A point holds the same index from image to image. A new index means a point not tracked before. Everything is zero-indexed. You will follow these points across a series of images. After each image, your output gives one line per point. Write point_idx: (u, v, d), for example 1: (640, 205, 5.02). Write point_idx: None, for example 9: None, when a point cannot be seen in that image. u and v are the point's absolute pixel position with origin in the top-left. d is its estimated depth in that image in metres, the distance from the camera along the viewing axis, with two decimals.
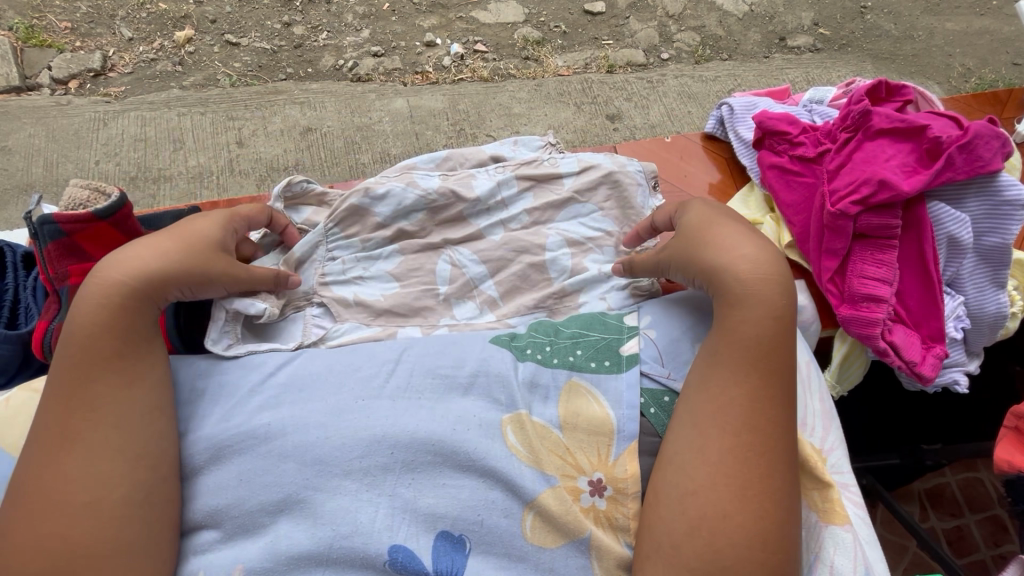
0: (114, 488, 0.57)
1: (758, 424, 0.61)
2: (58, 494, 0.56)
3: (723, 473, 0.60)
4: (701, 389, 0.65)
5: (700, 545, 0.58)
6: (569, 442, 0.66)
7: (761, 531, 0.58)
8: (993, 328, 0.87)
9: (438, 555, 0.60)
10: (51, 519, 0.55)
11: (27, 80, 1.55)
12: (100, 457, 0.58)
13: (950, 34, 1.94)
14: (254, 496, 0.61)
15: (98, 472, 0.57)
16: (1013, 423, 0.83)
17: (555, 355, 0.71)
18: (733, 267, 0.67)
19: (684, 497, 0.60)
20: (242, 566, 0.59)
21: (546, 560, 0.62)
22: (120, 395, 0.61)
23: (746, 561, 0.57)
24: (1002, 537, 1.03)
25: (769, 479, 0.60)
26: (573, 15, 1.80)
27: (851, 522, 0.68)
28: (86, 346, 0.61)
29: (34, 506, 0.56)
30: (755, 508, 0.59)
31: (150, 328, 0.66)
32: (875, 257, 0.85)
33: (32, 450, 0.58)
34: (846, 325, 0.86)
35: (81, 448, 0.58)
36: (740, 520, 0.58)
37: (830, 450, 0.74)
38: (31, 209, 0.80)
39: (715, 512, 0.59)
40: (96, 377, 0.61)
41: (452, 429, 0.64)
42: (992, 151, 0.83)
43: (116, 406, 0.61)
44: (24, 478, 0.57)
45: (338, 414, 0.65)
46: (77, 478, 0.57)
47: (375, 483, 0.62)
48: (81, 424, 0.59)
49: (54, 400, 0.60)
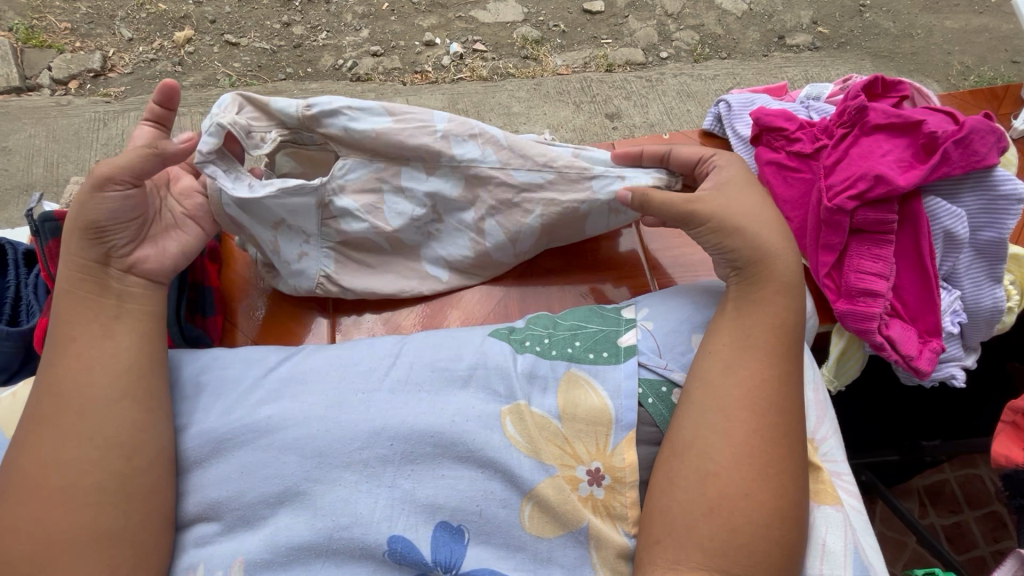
0: (82, 475, 0.58)
1: (780, 408, 0.63)
2: (35, 478, 0.57)
3: (746, 454, 0.61)
4: (728, 373, 0.65)
5: (724, 523, 0.59)
6: (568, 432, 0.66)
7: (782, 510, 0.60)
8: (989, 323, 0.87)
9: (437, 545, 0.60)
10: (23, 501, 0.57)
11: (27, 81, 1.56)
12: (68, 442, 0.59)
13: (949, 33, 1.95)
14: (255, 487, 0.62)
15: (68, 458, 0.58)
16: (1011, 417, 0.83)
17: (553, 347, 0.71)
18: (774, 254, 0.70)
19: (702, 479, 0.61)
20: (243, 557, 0.60)
21: (545, 549, 0.62)
22: (83, 380, 0.62)
23: (767, 538, 0.58)
24: (1001, 533, 1.04)
25: (787, 461, 0.61)
26: (572, 14, 1.81)
27: (841, 503, 0.69)
28: (55, 334, 0.65)
29: (9, 492, 0.57)
30: (767, 492, 0.60)
31: (108, 312, 0.66)
32: (872, 252, 0.86)
33: (16, 436, 0.60)
34: (842, 320, 0.87)
35: (54, 434, 0.59)
36: (758, 499, 0.59)
37: (822, 440, 0.75)
38: (31, 206, 0.80)
39: (728, 494, 0.60)
40: (60, 361, 0.63)
41: (451, 421, 0.64)
42: (988, 146, 0.84)
43: (80, 392, 0.61)
44: (9, 464, 0.59)
45: (338, 407, 0.65)
46: (47, 463, 0.58)
47: (375, 475, 0.62)
48: (52, 411, 0.60)
49: (36, 388, 0.62)
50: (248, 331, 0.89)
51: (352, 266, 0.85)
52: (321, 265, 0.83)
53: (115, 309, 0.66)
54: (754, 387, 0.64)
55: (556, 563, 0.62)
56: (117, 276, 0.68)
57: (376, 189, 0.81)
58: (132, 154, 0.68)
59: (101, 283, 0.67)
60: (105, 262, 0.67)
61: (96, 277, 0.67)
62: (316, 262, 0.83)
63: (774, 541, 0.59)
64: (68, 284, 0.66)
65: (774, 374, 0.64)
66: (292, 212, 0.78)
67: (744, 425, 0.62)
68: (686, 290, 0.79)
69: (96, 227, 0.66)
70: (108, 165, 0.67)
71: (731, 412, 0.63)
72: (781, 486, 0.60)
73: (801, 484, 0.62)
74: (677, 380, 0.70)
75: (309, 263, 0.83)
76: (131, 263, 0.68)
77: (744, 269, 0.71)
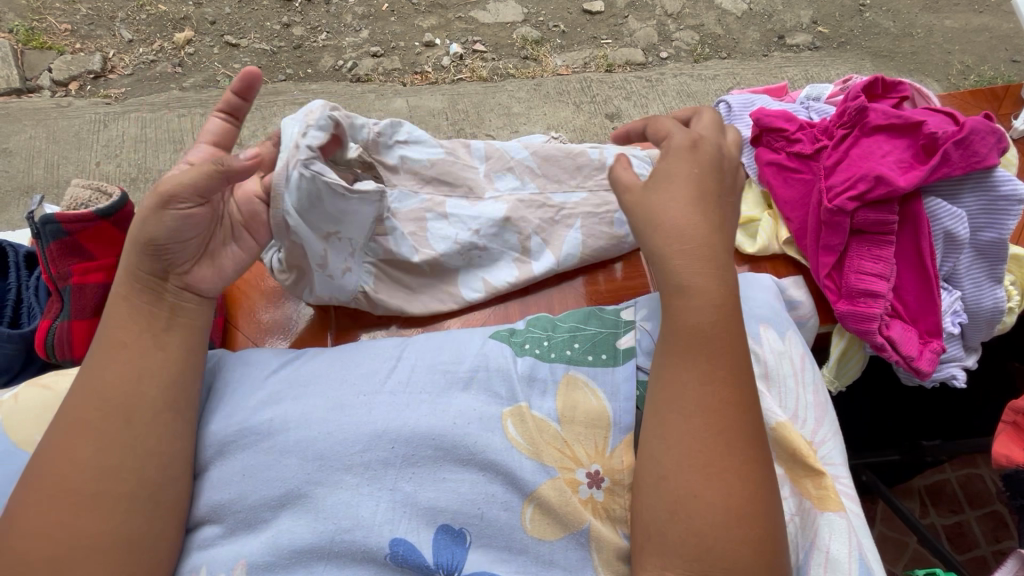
0: (118, 482, 0.58)
1: (715, 405, 0.60)
2: (66, 481, 0.57)
3: (687, 455, 0.59)
4: (659, 376, 0.64)
5: (683, 528, 0.58)
6: (567, 435, 0.66)
7: (741, 507, 0.58)
8: (990, 323, 0.87)
9: (439, 548, 0.60)
10: (54, 504, 0.56)
11: (28, 82, 1.56)
12: (109, 448, 0.59)
13: (949, 32, 1.94)
14: (256, 490, 0.62)
15: (106, 463, 0.58)
16: (1012, 418, 0.83)
17: (552, 350, 0.72)
18: (683, 246, 0.64)
19: (659, 484, 0.60)
20: (246, 560, 0.60)
21: (546, 552, 0.62)
22: (132, 387, 0.62)
23: (730, 539, 0.57)
24: (1002, 533, 1.04)
25: (732, 456, 0.59)
26: (572, 14, 1.81)
27: (845, 509, 0.68)
28: (103, 336, 0.64)
29: (39, 492, 0.56)
30: (720, 491, 0.58)
31: (160, 323, 0.65)
32: (873, 253, 0.86)
33: (49, 431, 0.60)
34: (842, 321, 0.87)
35: (91, 438, 0.59)
36: (712, 498, 0.58)
37: (822, 442, 0.74)
38: (32, 209, 0.80)
39: (687, 497, 0.58)
40: (112, 366, 0.62)
41: (453, 423, 0.64)
42: (988, 147, 0.84)
43: (129, 399, 0.61)
44: (42, 461, 0.58)
45: (339, 409, 0.65)
46: (83, 466, 0.57)
47: (376, 478, 0.62)
48: (97, 416, 0.59)
49: (75, 386, 0.61)
50: (248, 333, 0.89)
51: (393, 289, 0.87)
52: (361, 280, 0.84)
53: (168, 324, 0.66)
54: (681, 386, 0.62)
55: (558, 565, 0.62)
56: (174, 292, 0.67)
57: (419, 217, 0.86)
58: (198, 170, 0.64)
59: (156, 297, 0.66)
60: (163, 275, 0.66)
61: (153, 291, 0.66)
62: (356, 277, 0.83)
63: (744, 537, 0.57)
64: (124, 292, 0.65)
65: (699, 369, 0.62)
66: (347, 219, 0.77)
67: (684, 425, 0.60)
68: None
69: (155, 243, 0.64)
70: (175, 180, 0.64)
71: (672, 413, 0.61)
72: (734, 482, 0.58)
73: (756, 476, 0.59)
74: None
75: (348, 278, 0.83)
76: (187, 282, 0.68)
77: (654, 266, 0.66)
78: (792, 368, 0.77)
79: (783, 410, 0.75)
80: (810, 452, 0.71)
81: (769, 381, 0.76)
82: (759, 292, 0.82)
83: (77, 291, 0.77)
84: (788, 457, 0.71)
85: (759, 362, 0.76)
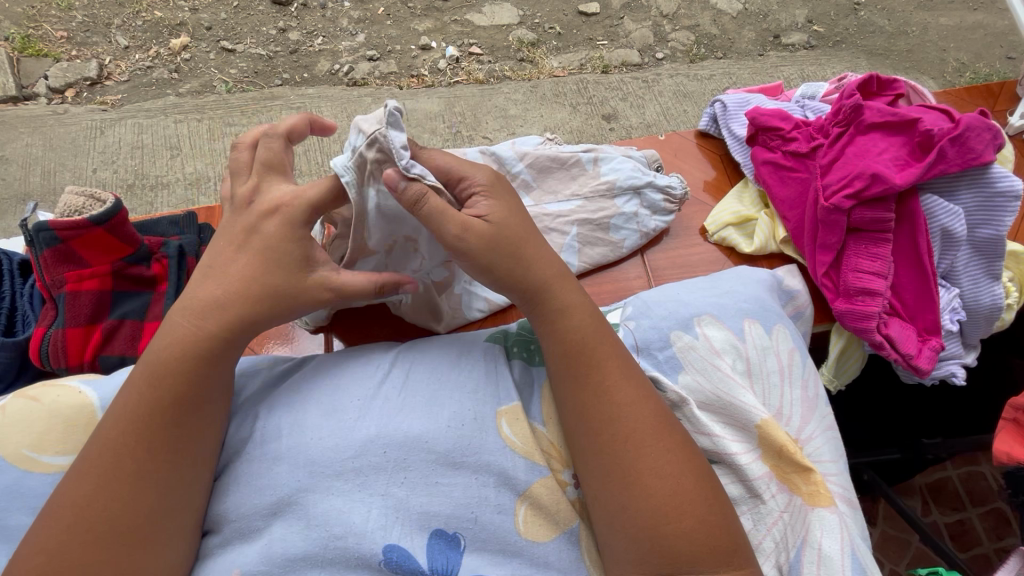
0: (171, 520, 0.57)
1: (628, 412, 0.61)
2: (116, 517, 0.55)
3: (606, 468, 0.60)
4: (575, 393, 0.63)
5: (626, 538, 0.57)
6: (551, 436, 0.68)
7: (676, 504, 0.57)
8: (989, 320, 0.87)
9: (434, 554, 0.59)
10: (106, 548, 0.54)
11: (24, 90, 1.56)
12: (164, 487, 0.57)
13: (944, 30, 1.94)
14: (249, 499, 0.61)
15: (164, 501, 0.57)
16: (1012, 415, 0.83)
17: (537, 353, 0.74)
18: (550, 282, 0.66)
19: (607, 495, 0.59)
20: (238, 571, 0.58)
21: (541, 553, 0.61)
22: (193, 430, 0.60)
23: (673, 541, 0.56)
24: (1004, 531, 1.02)
25: (672, 453, 0.60)
26: (567, 16, 1.81)
27: (835, 505, 0.68)
28: (156, 369, 0.60)
29: (90, 533, 0.54)
30: (666, 486, 0.58)
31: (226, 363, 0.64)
32: (870, 251, 0.85)
33: (82, 468, 0.56)
34: (841, 320, 0.86)
35: (149, 479, 0.57)
36: (664, 497, 0.57)
37: (809, 439, 0.73)
38: (25, 217, 0.80)
39: (638, 502, 0.58)
40: (173, 406, 0.59)
41: (447, 427, 0.64)
42: (984, 143, 0.84)
43: (188, 439, 0.59)
44: (87, 499, 0.55)
45: (333, 415, 0.65)
46: (140, 509, 0.56)
47: (368, 484, 0.61)
48: (156, 456, 0.57)
49: (125, 421, 0.58)
50: None
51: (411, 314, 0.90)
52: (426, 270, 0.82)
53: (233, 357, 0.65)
54: (598, 400, 0.62)
55: (552, 567, 0.61)
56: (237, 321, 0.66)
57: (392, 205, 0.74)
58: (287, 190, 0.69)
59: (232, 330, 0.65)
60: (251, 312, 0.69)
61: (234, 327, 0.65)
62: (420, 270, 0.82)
63: (702, 531, 0.57)
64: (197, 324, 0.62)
65: (615, 380, 0.62)
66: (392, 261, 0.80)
67: (619, 431, 0.60)
68: (668, 289, 0.83)
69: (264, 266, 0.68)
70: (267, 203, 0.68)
71: (601, 424, 0.61)
72: (677, 475, 0.58)
73: (703, 467, 0.61)
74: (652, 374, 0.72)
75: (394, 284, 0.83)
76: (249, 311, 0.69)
77: (531, 300, 0.67)
78: (778, 365, 0.76)
79: (767, 407, 0.74)
80: (797, 447, 0.70)
81: (752, 377, 0.75)
82: (751, 287, 0.82)
83: (71, 298, 0.76)
84: (775, 454, 0.70)
85: (741, 359, 0.75)
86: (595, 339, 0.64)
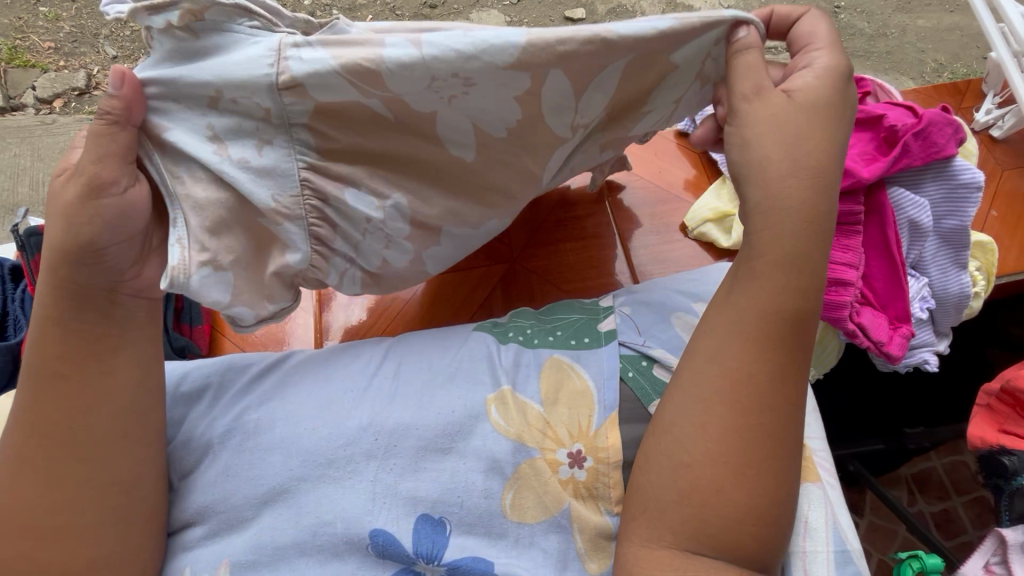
0: (80, 513, 0.58)
1: (761, 395, 0.58)
2: (26, 512, 0.57)
3: (716, 449, 0.57)
4: (712, 363, 0.60)
5: (682, 515, 0.57)
6: (550, 417, 0.67)
7: (752, 500, 0.57)
8: (958, 308, 0.90)
9: (420, 537, 0.61)
10: (21, 540, 0.57)
11: (12, 101, 1.58)
12: (64, 482, 0.58)
13: (922, 31, 1.99)
14: (239, 489, 0.63)
15: (66, 495, 0.58)
16: (986, 401, 0.87)
17: (535, 336, 0.75)
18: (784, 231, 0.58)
19: (677, 467, 0.58)
20: (229, 559, 0.61)
21: (526, 535, 0.63)
22: (77, 420, 0.58)
23: (725, 525, 0.56)
24: (989, 519, 1.05)
25: (772, 449, 0.58)
26: (553, 22, 1.84)
27: (821, 479, 0.70)
28: (33, 365, 0.59)
29: (10, 527, 0.57)
30: (750, 486, 0.57)
31: (104, 345, 0.60)
32: (842, 243, 0.87)
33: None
34: (815, 309, 0.89)
35: (46, 475, 0.57)
36: (741, 489, 0.57)
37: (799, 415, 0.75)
38: (18, 223, 0.81)
39: (703, 486, 0.57)
40: (49, 403, 0.58)
41: (437, 415, 0.66)
42: (946, 138, 0.87)
43: (73, 432, 0.58)
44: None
45: (329, 406, 0.66)
46: (45, 503, 0.57)
47: (357, 471, 0.63)
48: (43, 451, 0.58)
49: (17, 422, 0.58)
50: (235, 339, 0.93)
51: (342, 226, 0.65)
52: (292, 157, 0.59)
53: (111, 338, 0.60)
54: (737, 379, 0.58)
55: (538, 548, 0.63)
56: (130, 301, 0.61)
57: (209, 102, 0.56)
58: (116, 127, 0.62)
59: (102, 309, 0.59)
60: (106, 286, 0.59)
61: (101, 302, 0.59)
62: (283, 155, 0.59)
63: (753, 533, 0.57)
64: (56, 310, 0.58)
65: (765, 364, 0.58)
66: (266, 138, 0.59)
67: (722, 420, 0.58)
68: (661, 281, 0.83)
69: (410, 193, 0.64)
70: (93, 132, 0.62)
71: (721, 397, 0.58)
72: (764, 468, 0.57)
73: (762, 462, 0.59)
74: (655, 355, 0.73)
75: (273, 156, 0.59)
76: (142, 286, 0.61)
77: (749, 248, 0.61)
78: None
79: None
80: None
81: None
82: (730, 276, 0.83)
83: None
84: None
85: None
86: (778, 309, 0.59)
